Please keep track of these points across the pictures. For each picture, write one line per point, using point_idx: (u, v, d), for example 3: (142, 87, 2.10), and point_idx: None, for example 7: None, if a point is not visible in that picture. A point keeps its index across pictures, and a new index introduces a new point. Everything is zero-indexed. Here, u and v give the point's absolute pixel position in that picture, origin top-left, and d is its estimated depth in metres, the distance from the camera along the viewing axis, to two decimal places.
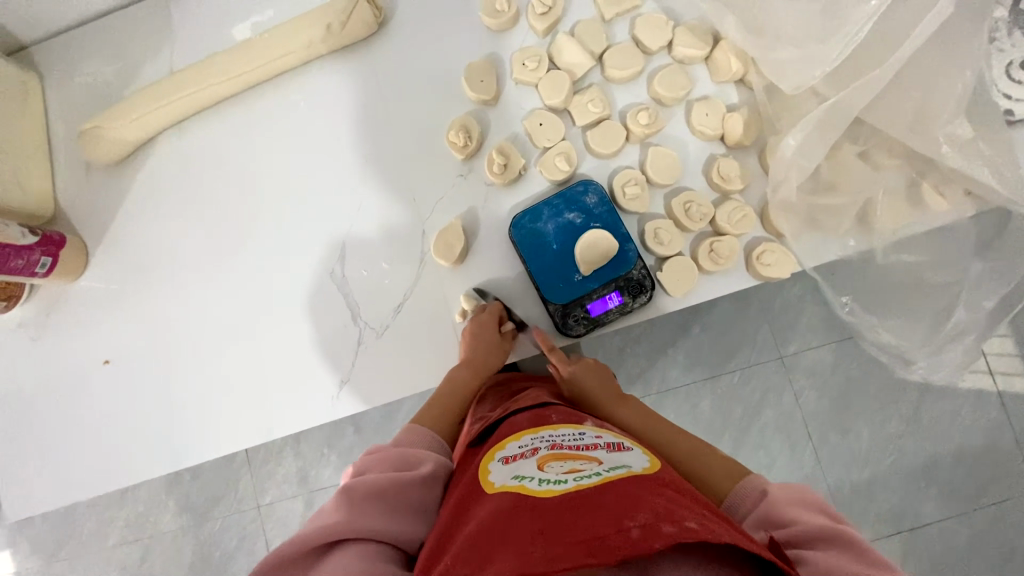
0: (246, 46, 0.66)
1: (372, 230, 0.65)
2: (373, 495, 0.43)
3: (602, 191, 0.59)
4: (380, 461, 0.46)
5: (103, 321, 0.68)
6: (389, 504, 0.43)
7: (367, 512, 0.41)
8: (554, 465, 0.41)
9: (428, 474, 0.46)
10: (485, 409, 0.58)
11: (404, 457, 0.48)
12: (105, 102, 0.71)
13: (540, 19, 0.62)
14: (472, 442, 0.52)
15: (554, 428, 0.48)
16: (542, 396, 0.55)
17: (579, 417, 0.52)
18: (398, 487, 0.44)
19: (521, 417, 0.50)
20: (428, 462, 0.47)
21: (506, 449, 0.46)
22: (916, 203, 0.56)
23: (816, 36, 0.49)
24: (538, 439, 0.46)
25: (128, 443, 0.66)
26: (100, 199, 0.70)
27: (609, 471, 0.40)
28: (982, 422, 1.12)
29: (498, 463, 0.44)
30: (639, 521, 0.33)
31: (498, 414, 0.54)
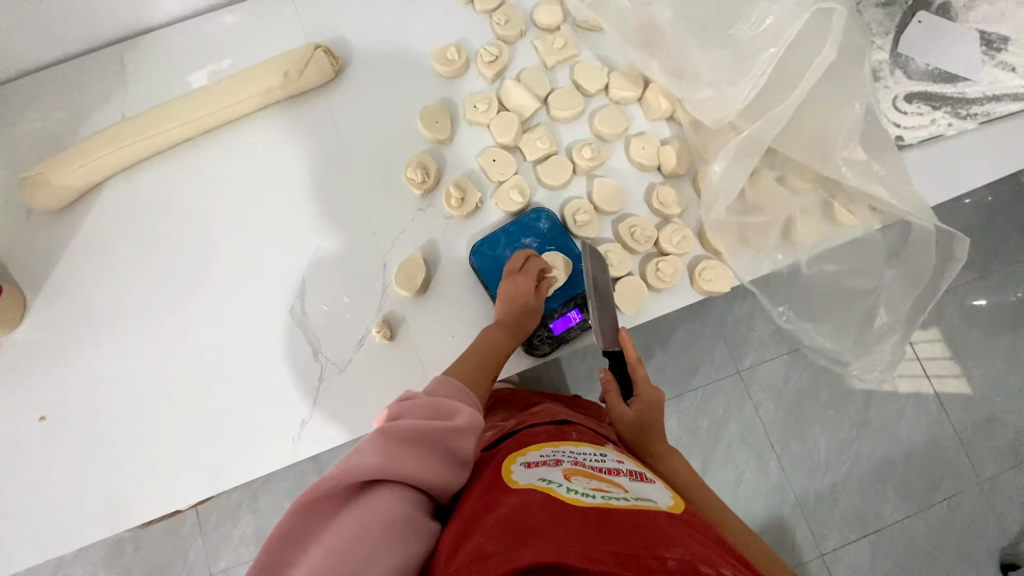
0: (204, 94, 0.67)
1: (333, 265, 0.65)
2: (412, 440, 0.40)
3: (554, 217, 0.63)
4: (413, 409, 0.43)
5: (41, 374, 0.64)
6: (425, 453, 0.40)
7: (404, 458, 0.39)
8: (580, 480, 0.42)
9: (465, 424, 0.42)
10: (497, 421, 0.63)
11: (438, 406, 0.44)
12: (51, 150, 0.70)
13: (488, 66, 0.67)
14: (485, 447, 0.53)
15: (574, 446, 0.49)
16: (559, 413, 0.57)
17: (599, 440, 0.54)
18: (429, 435, 0.40)
19: (543, 429, 0.52)
20: (466, 413, 0.43)
21: (528, 455, 0.47)
22: (831, 220, 0.62)
23: (729, 77, 0.56)
24: (560, 453, 0.47)
25: (65, 506, 0.61)
26: (43, 246, 0.67)
27: (636, 499, 0.41)
28: (924, 420, 1.20)
29: (521, 465, 0.45)
30: (675, 554, 0.34)
31: (513, 425, 0.55)
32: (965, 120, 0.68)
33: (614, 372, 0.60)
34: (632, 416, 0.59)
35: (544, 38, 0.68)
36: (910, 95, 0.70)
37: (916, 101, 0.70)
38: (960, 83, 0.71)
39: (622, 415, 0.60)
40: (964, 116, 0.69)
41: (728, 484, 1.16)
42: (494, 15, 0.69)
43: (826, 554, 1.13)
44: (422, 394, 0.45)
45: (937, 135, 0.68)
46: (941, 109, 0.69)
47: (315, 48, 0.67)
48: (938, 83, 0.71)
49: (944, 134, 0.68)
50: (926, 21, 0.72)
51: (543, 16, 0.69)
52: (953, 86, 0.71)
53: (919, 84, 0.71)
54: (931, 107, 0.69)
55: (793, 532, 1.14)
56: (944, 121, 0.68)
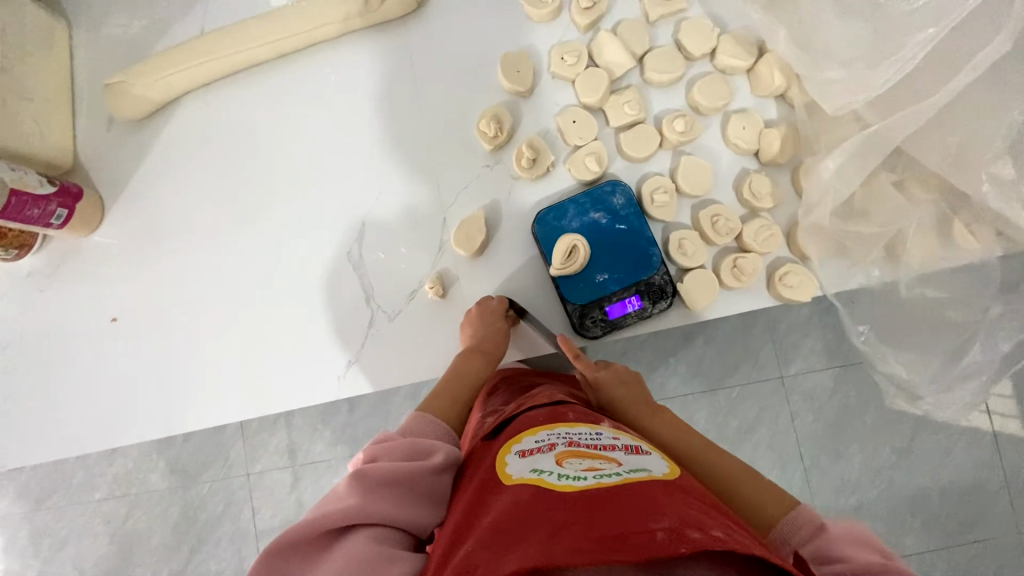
0: (282, 15, 0.65)
1: (393, 211, 0.64)
2: (390, 482, 0.42)
3: (629, 193, 0.58)
4: (391, 450, 0.45)
5: (113, 279, 0.68)
6: (404, 495, 0.42)
7: (382, 499, 0.41)
8: (572, 463, 0.41)
9: (441, 464, 0.45)
10: (498, 402, 0.57)
11: (416, 446, 0.46)
12: (132, 57, 0.70)
13: (583, 13, 0.60)
14: (486, 435, 0.51)
15: (570, 426, 0.47)
16: (556, 394, 0.54)
17: (596, 417, 0.51)
18: (408, 475, 0.43)
19: (538, 412, 0.49)
20: (442, 451, 0.46)
21: (523, 442, 0.45)
22: (946, 239, 0.55)
23: (866, 58, 0.48)
24: (555, 435, 0.45)
25: (128, 402, 0.66)
26: (120, 155, 0.69)
27: (628, 473, 0.39)
28: (974, 460, 1.12)
29: (515, 455, 0.44)
30: (663, 524, 0.32)
31: (511, 411, 0.53)
32: None
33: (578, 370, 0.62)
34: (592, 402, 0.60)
35: None
36: None
37: None
38: None
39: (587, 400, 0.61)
40: None
41: None
42: None
43: None
44: (400, 436, 0.48)
45: None
46: None
47: None
48: None
49: None
50: None
51: None
52: None
53: None
54: None
55: None
56: None
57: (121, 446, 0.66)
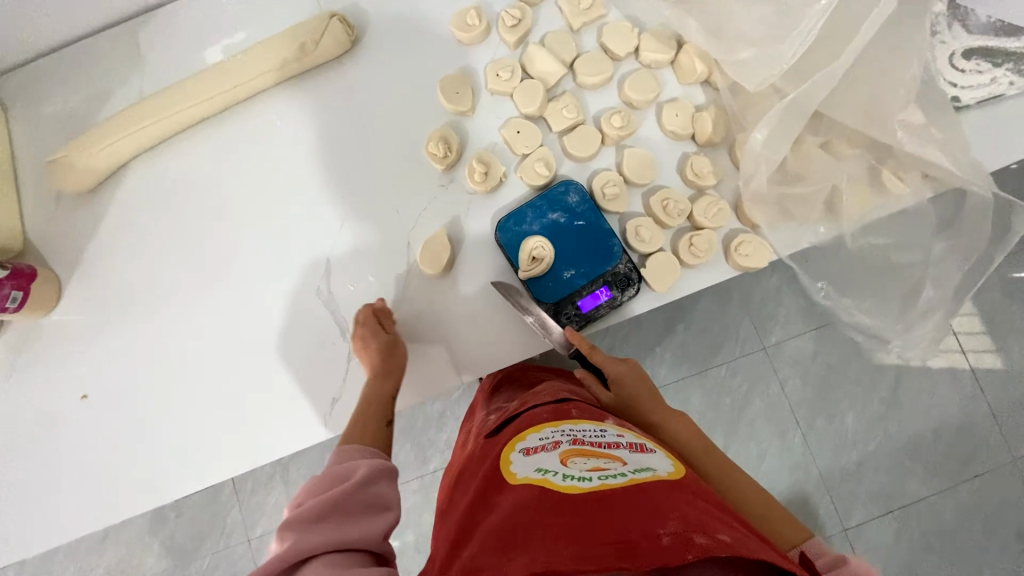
0: (222, 69, 0.66)
1: (356, 243, 0.65)
2: (320, 513, 0.39)
3: (582, 189, 0.60)
4: (312, 483, 0.42)
5: (78, 355, 0.66)
6: (339, 519, 0.39)
7: (314, 533, 0.38)
8: (577, 462, 0.41)
9: (366, 476, 0.43)
10: (502, 401, 0.61)
11: (335, 472, 0.43)
12: (73, 132, 0.70)
13: (510, 31, 0.63)
14: (490, 433, 0.53)
15: (574, 423, 0.48)
16: (560, 392, 0.55)
17: (600, 414, 0.52)
18: (336, 500, 0.40)
19: (543, 410, 0.51)
20: (364, 464, 0.44)
21: (528, 440, 0.46)
22: (878, 188, 0.59)
23: (773, 34, 0.52)
24: (559, 433, 0.46)
25: (108, 482, 0.63)
26: (72, 230, 0.68)
27: (634, 473, 0.40)
28: (957, 397, 1.16)
29: (519, 454, 0.44)
30: (670, 529, 0.33)
31: (516, 408, 0.55)
32: None
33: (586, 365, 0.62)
34: (609, 399, 0.59)
35: None
36: (969, 51, 0.64)
37: (975, 58, 0.63)
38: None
39: (599, 396, 0.60)
40: None
41: (750, 460, 1.16)
42: None
43: (851, 528, 1.13)
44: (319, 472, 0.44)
45: (998, 95, 0.62)
46: (1004, 66, 0.63)
47: (330, 17, 0.64)
48: (999, 37, 0.64)
49: (1006, 93, 0.62)
50: None
51: None
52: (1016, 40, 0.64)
53: (978, 39, 0.64)
54: (992, 64, 0.63)
55: (816, 507, 1.14)
56: (1005, 80, 0.62)
57: (107, 528, 0.63)
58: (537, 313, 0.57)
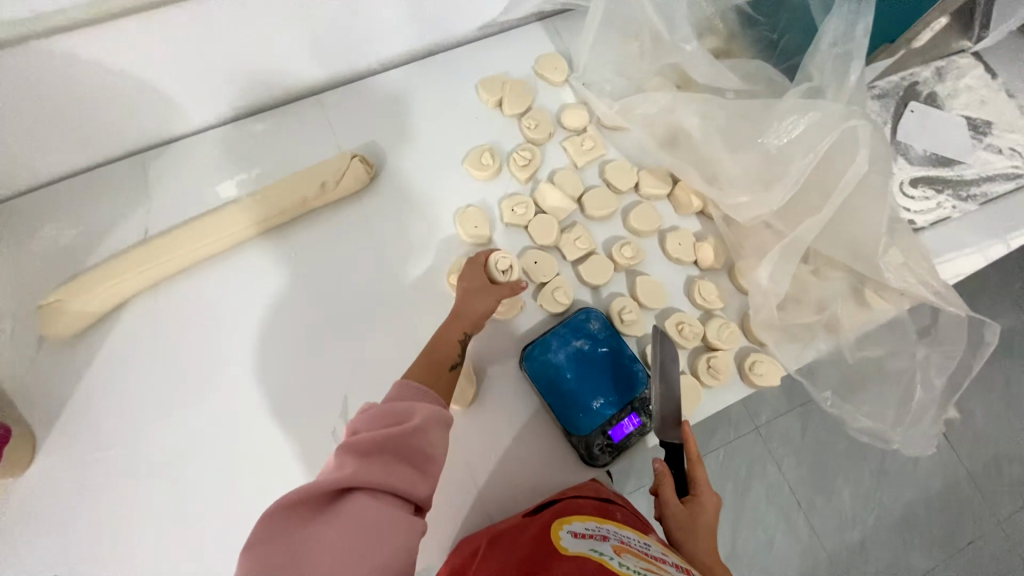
0: (238, 207, 0.66)
1: (375, 377, 0.63)
2: (375, 446, 0.43)
3: (602, 316, 0.63)
4: (370, 416, 0.46)
5: (50, 526, 0.57)
6: (388, 460, 0.43)
7: (369, 467, 0.42)
8: (631, 559, 0.44)
9: (421, 423, 0.46)
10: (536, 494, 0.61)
11: (395, 409, 0.47)
12: (65, 269, 0.66)
13: (522, 169, 0.69)
14: (523, 516, 0.53)
15: (619, 526, 0.50)
16: (603, 491, 0.57)
17: (642, 526, 0.54)
18: (390, 441, 0.44)
19: (588, 504, 0.52)
20: (421, 413, 0.46)
21: (573, 525, 0.48)
22: (864, 305, 0.65)
23: (763, 183, 0.60)
24: (606, 530, 0.48)
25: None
26: (54, 376, 0.62)
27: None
28: (940, 465, 1.21)
29: (568, 533, 0.46)
30: None
31: (555, 496, 0.55)
32: (967, 202, 0.73)
33: (675, 464, 0.56)
34: (683, 510, 0.54)
35: (573, 140, 0.71)
36: (915, 179, 0.75)
37: (921, 186, 0.74)
38: (957, 166, 0.75)
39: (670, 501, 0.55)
40: (966, 198, 0.74)
41: (759, 548, 1.14)
42: (524, 119, 0.72)
43: None
44: (381, 402, 0.48)
45: (946, 217, 0.72)
46: (945, 192, 0.74)
47: (351, 158, 0.68)
48: (937, 166, 0.75)
49: (952, 216, 0.72)
50: (919, 110, 0.78)
51: (569, 119, 0.72)
52: (952, 169, 0.75)
53: (920, 169, 0.75)
54: (935, 190, 0.74)
55: None
56: (949, 204, 0.73)
57: None
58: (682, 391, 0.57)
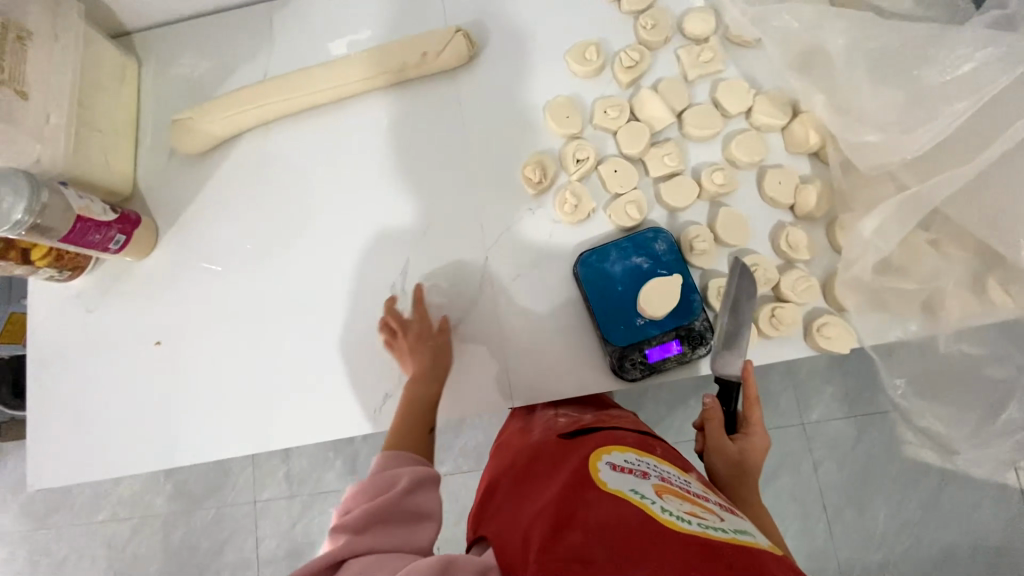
0: (342, 62, 0.69)
1: (433, 250, 0.66)
2: (375, 513, 0.44)
3: (671, 239, 0.60)
4: (355, 497, 0.47)
5: (159, 302, 0.69)
6: (381, 517, 0.44)
7: (362, 537, 0.43)
8: (673, 499, 0.41)
9: (410, 483, 0.47)
10: (570, 408, 0.62)
11: (380, 480, 0.47)
12: (195, 96, 0.74)
13: (626, 71, 0.64)
14: (562, 433, 0.53)
15: (659, 461, 0.49)
16: (641, 424, 0.57)
17: (684, 464, 0.53)
18: (384, 507, 0.44)
19: (629, 435, 0.52)
20: (404, 475, 0.47)
21: (613, 455, 0.47)
22: (981, 296, 0.55)
23: (901, 124, 0.51)
24: (645, 464, 0.47)
25: (149, 427, 0.67)
26: (176, 186, 0.72)
27: (734, 532, 0.39)
28: (1002, 521, 1.06)
29: (607, 465, 0.45)
30: None
31: (592, 422, 0.55)
32: None
33: (724, 401, 0.56)
34: (731, 451, 0.56)
35: (690, 48, 0.64)
36: None
37: None
38: None
39: (712, 438, 0.56)
40: None
41: None
42: (641, 17, 0.66)
43: None
44: (370, 473, 0.49)
45: None
46: None
47: (455, 31, 0.67)
48: None
49: None
50: None
51: (693, 25, 0.65)
52: None
53: None
54: None
55: None
56: None
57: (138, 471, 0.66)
58: (750, 332, 0.54)
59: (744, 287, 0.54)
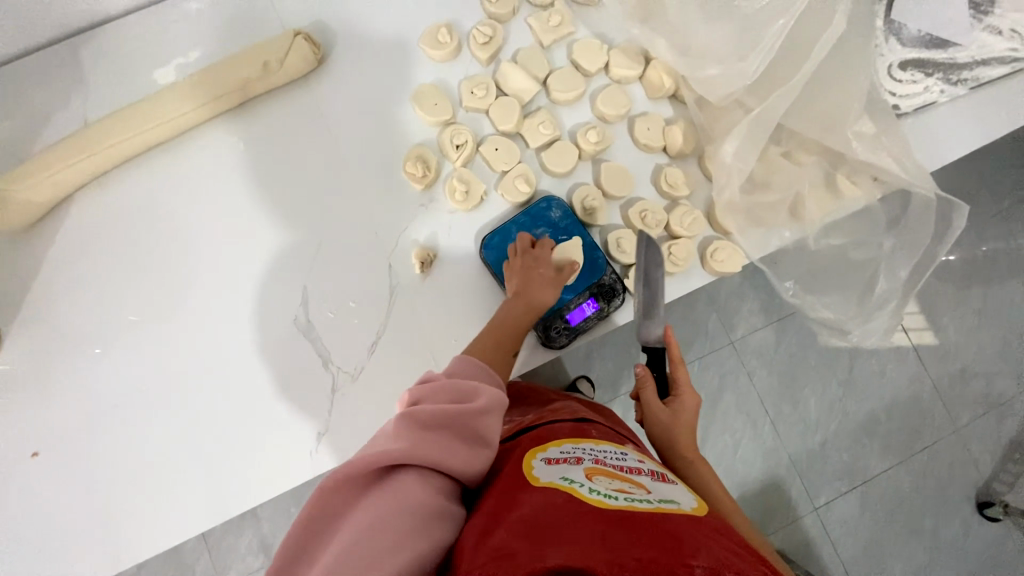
0: (173, 90, 0.62)
1: (331, 270, 0.63)
2: (435, 425, 0.39)
3: (564, 204, 0.62)
4: (436, 392, 0.42)
5: (24, 409, 0.60)
6: (440, 436, 0.39)
7: (422, 446, 0.38)
8: (602, 480, 0.43)
9: (488, 405, 0.41)
10: (516, 414, 0.63)
11: (460, 389, 0.42)
12: (4, 162, 0.63)
13: (482, 48, 0.64)
14: (505, 440, 0.54)
15: (596, 444, 0.50)
16: (579, 412, 0.57)
17: (619, 438, 0.54)
18: (450, 418, 0.40)
19: (564, 426, 0.52)
20: (484, 394, 0.42)
21: (550, 451, 0.48)
22: (835, 192, 0.62)
23: (736, 53, 0.56)
24: (582, 450, 0.48)
25: (54, 553, 0.57)
26: (11, 271, 0.62)
27: (659, 502, 0.40)
28: (906, 375, 1.23)
29: (542, 461, 0.46)
30: (703, 562, 0.32)
31: (532, 421, 0.55)
32: (957, 86, 0.69)
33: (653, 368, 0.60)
34: (666, 415, 0.60)
35: (538, 15, 0.65)
36: (904, 63, 0.69)
37: (911, 69, 0.69)
38: (951, 49, 0.70)
39: (650, 405, 0.60)
40: (956, 83, 0.69)
41: (726, 451, 1.18)
42: None
43: (819, 507, 1.17)
44: (443, 379, 0.44)
45: (931, 102, 0.68)
46: (935, 75, 0.69)
47: (294, 35, 0.62)
48: (929, 49, 0.70)
49: (938, 101, 0.68)
50: None
51: None
52: (945, 52, 0.70)
53: (912, 51, 0.70)
54: (925, 74, 0.69)
55: (787, 491, 1.17)
56: (937, 88, 0.69)
57: None
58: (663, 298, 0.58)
59: (651, 258, 0.57)
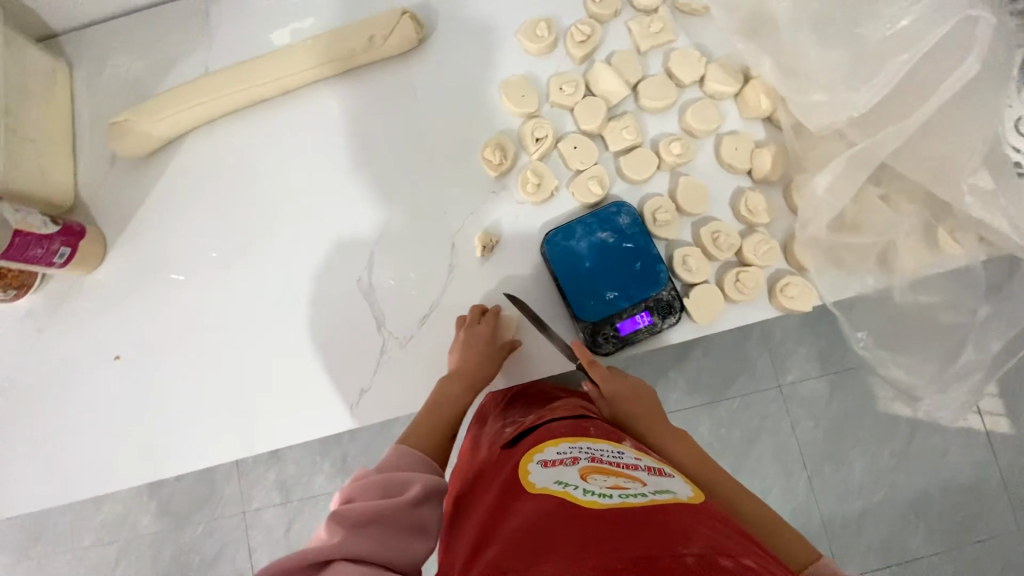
0: (285, 51, 0.66)
1: (397, 240, 0.65)
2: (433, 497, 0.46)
3: (634, 213, 0.60)
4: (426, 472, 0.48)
5: (114, 315, 0.66)
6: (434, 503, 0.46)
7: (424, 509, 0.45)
8: (598, 479, 0.42)
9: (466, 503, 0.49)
10: (516, 414, 0.60)
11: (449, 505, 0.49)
12: (133, 97, 0.70)
13: (578, 46, 0.64)
14: (505, 443, 0.53)
15: (593, 442, 0.48)
16: (578, 408, 0.55)
17: (618, 434, 0.52)
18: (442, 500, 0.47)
19: (563, 424, 0.50)
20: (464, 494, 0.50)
21: (544, 452, 0.47)
22: (932, 246, 0.57)
23: (848, 83, 0.52)
24: (577, 449, 0.46)
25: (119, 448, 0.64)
26: (123, 194, 0.69)
27: (654, 493, 0.40)
28: (972, 460, 1.11)
29: (537, 465, 0.45)
30: (693, 550, 0.33)
31: (532, 421, 0.54)
32: None
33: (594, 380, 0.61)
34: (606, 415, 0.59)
35: (641, 20, 0.64)
36: None
37: None
38: None
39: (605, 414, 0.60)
40: None
41: None
42: None
43: None
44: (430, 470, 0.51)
45: None
46: None
47: (401, 13, 0.65)
48: None
49: None
50: None
51: None
52: None
53: None
54: None
55: None
56: None
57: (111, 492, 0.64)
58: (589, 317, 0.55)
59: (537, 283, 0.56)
